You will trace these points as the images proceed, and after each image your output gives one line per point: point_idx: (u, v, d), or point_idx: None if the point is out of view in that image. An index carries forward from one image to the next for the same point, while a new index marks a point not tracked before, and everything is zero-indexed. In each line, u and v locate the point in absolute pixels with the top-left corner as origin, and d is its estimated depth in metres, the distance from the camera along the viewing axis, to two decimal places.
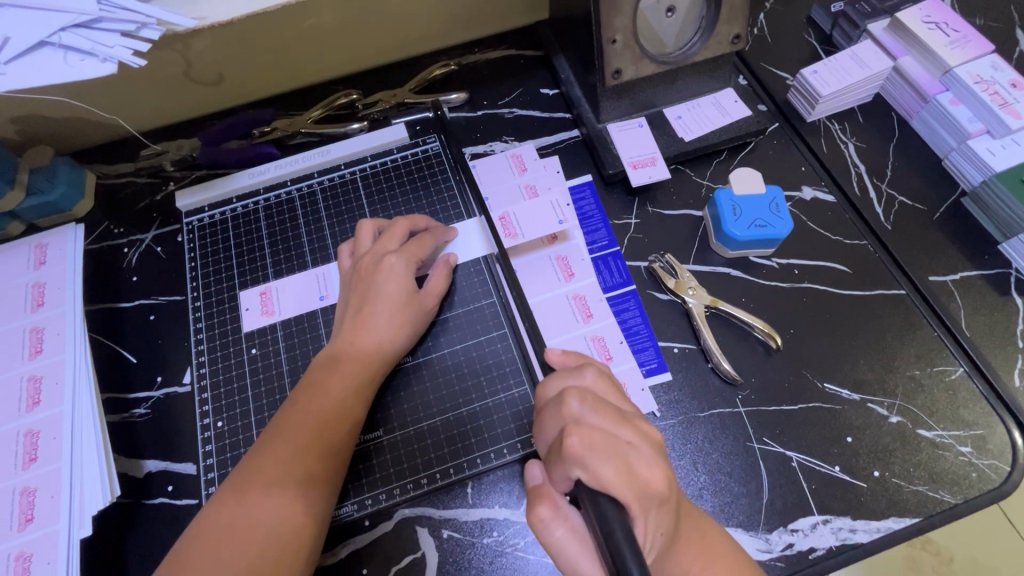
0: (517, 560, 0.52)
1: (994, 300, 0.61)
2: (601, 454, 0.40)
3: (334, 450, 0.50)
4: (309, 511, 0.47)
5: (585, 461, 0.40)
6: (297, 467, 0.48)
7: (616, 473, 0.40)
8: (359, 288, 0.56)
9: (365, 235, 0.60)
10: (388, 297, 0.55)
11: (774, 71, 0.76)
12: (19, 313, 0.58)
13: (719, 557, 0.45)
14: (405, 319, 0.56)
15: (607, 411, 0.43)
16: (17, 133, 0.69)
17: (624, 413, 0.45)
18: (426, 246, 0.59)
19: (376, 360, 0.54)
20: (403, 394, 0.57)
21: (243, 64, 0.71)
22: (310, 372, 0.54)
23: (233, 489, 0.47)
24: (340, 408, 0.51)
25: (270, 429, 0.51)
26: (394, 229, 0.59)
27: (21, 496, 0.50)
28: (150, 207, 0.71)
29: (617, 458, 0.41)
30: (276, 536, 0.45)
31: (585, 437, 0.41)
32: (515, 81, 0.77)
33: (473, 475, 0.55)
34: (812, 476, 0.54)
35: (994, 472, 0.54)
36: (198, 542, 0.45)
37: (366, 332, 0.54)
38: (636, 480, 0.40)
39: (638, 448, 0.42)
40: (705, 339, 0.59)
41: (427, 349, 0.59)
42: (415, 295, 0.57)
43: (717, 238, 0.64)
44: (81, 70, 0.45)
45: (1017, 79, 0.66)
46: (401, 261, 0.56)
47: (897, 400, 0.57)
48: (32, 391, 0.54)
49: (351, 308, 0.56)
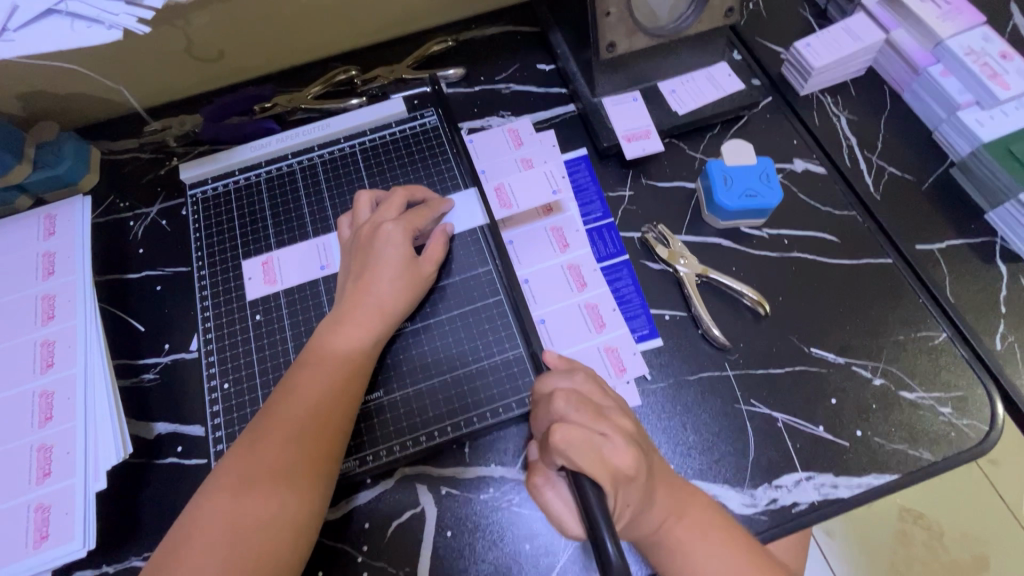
0: (512, 514, 0.54)
1: (978, 267, 0.63)
2: (579, 446, 0.42)
3: (336, 424, 0.51)
4: (317, 477, 0.49)
5: (564, 451, 0.42)
6: (301, 436, 0.49)
7: (590, 459, 0.42)
8: (362, 256, 0.58)
9: (363, 205, 0.61)
10: (387, 265, 0.57)
11: (769, 46, 0.77)
12: (31, 282, 0.60)
13: (689, 513, 0.47)
14: (405, 285, 0.58)
15: (587, 409, 0.46)
16: (22, 109, 0.70)
17: (604, 410, 0.48)
18: (426, 218, 0.61)
19: (377, 332, 0.56)
20: (404, 357, 0.59)
21: (243, 40, 0.72)
22: (308, 351, 0.54)
23: (241, 459, 0.49)
24: (338, 386, 0.52)
25: (266, 413, 0.51)
26: (392, 200, 0.61)
27: (37, 451, 0.52)
28: (154, 181, 0.72)
29: (591, 447, 0.43)
30: (280, 524, 0.47)
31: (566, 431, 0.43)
32: (512, 56, 0.78)
33: (470, 433, 0.57)
34: (797, 435, 0.56)
35: (973, 431, 0.56)
36: (209, 510, 0.46)
37: (366, 308, 0.55)
38: (611, 467, 0.42)
39: (613, 441, 0.44)
40: (695, 306, 0.61)
41: (425, 315, 0.61)
42: (415, 264, 0.59)
43: (709, 209, 0.65)
44: (88, 37, 0.47)
45: (1008, 50, 0.66)
46: (399, 230, 0.58)
47: (881, 363, 0.59)
48: (46, 354, 0.56)
49: (352, 276, 0.58)
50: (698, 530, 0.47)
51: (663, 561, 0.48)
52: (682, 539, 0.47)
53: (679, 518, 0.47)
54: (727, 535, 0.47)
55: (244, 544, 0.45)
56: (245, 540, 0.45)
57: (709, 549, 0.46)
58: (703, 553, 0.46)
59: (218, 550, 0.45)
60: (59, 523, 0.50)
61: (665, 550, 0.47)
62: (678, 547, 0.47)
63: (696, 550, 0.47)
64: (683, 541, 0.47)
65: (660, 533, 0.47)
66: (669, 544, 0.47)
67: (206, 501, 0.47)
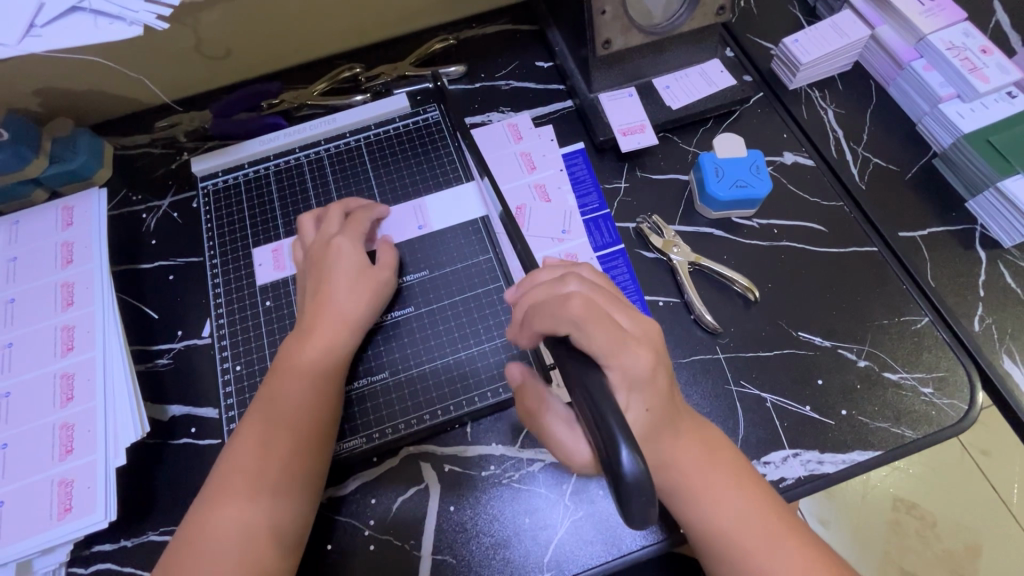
0: (513, 490, 0.57)
1: (959, 254, 0.65)
2: (596, 322, 0.44)
3: (323, 418, 0.54)
4: (309, 467, 0.52)
5: (579, 323, 0.44)
6: (290, 433, 0.52)
7: (604, 337, 0.43)
8: (316, 271, 0.60)
9: (308, 226, 0.63)
10: (342, 275, 0.59)
11: (760, 43, 0.79)
12: (49, 270, 0.62)
13: (718, 462, 0.49)
14: (363, 290, 0.59)
15: (601, 294, 0.48)
16: (38, 106, 0.73)
17: (616, 299, 0.49)
18: (363, 223, 0.63)
19: (344, 339, 0.57)
20: (388, 345, 0.62)
21: (251, 38, 0.75)
22: (285, 355, 0.56)
23: (236, 463, 0.51)
24: (322, 382, 0.55)
25: (243, 430, 0.53)
26: (332, 214, 0.63)
27: (60, 429, 0.55)
28: (165, 175, 0.75)
29: (607, 327, 0.44)
30: (273, 531, 0.49)
31: (582, 306, 0.45)
32: (511, 54, 0.80)
33: (472, 412, 0.59)
34: (785, 415, 0.59)
35: (953, 409, 0.58)
36: (208, 514, 0.48)
37: (328, 318, 0.57)
38: (625, 353, 0.44)
39: (629, 329, 0.46)
40: (688, 292, 0.64)
41: (394, 315, 0.63)
42: (370, 270, 0.61)
43: (701, 199, 0.68)
44: (111, 33, 0.49)
45: (987, 45, 0.69)
46: (347, 241, 0.60)
47: (865, 346, 0.61)
48: (66, 338, 0.59)
49: (309, 290, 0.59)
50: (725, 481, 0.48)
51: (684, 507, 0.48)
52: (709, 487, 0.48)
53: (708, 467, 0.49)
54: (754, 490, 0.48)
55: (248, 543, 0.47)
56: (249, 537, 0.48)
57: (737, 500, 0.47)
58: (729, 502, 0.47)
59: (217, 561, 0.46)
60: (82, 496, 0.52)
61: (689, 496, 0.48)
62: (704, 493, 0.48)
63: (723, 495, 0.48)
64: (710, 488, 0.48)
65: (688, 475, 0.48)
66: (695, 490, 0.48)
67: (205, 511, 0.49)
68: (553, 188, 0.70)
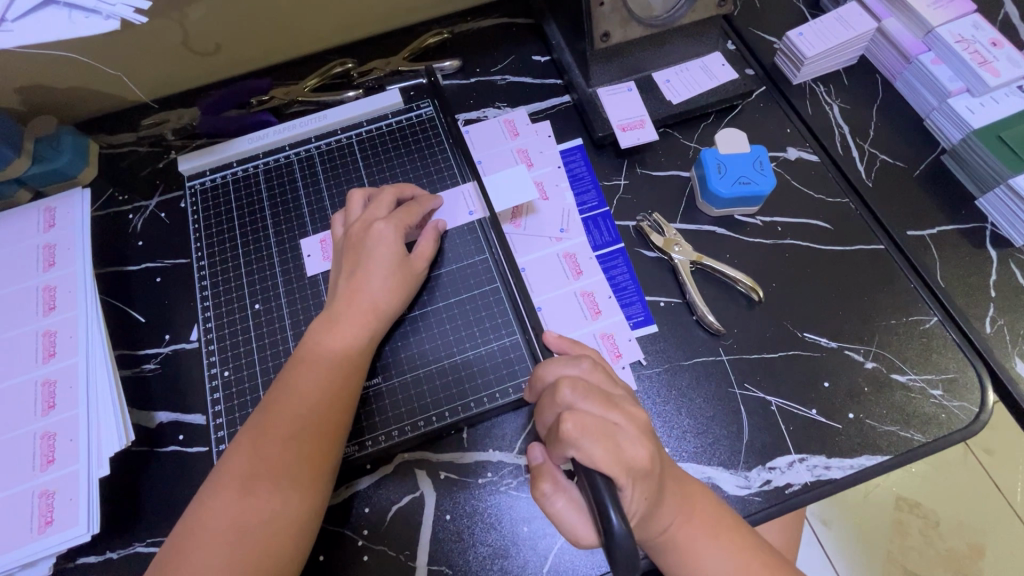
0: (509, 498, 0.55)
1: (968, 252, 0.63)
2: (595, 437, 0.41)
3: (336, 418, 0.52)
4: (319, 468, 0.50)
5: (580, 443, 0.41)
6: (303, 430, 0.50)
7: (606, 453, 0.40)
8: (353, 255, 0.58)
9: (355, 203, 0.61)
10: (380, 264, 0.57)
11: (762, 35, 0.77)
12: (31, 274, 0.61)
13: (697, 512, 0.47)
14: (397, 281, 0.58)
15: (597, 396, 0.45)
16: (19, 104, 0.70)
17: (614, 397, 0.46)
18: (415, 213, 0.61)
19: (372, 330, 0.56)
20: (403, 344, 0.60)
21: (239, 33, 0.73)
22: (304, 348, 0.55)
23: (243, 462, 0.49)
24: (336, 382, 0.53)
25: (259, 420, 0.51)
26: (383, 198, 0.61)
27: (41, 439, 0.53)
28: (152, 174, 0.73)
29: (608, 440, 0.41)
30: (277, 534, 0.47)
31: (580, 422, 0.42)
32: (507, 48, 0.78)
33: (468, 418, 0.58)
34: (790, 418, 0.57)
35: (963, 412, 0.57)
36: (209, 511, 0.47)
37: (359, 308, 0.56)
38: (630, 462, 0.42)
39: (626, 429, 0.43)
40: (690, 292, 0.62)
41: (424, 303, 0.62)
42: (406, 260, 0.59)
43: (704, 197, 0.66)
44: (85, 27, 0.47)
45: (997, 38, 0.67)
46: (390, 228, 0.58)
47: (873, 347, 0.60)
48: (47, 343, 0.57)
49: (344, 274, 0.58)
50: (704, 530, 0.47)
51: (666, 560, 0.47)
52: (688, 541, 0.46)
53: (687, 519, 0.47)
54: (733, 535, 0.47)
55: (250, 545, 0.46)
56: (250, 539, 0.46)
57: (717, 552, 0.46)
58: (710, 555, 0.46)
59: (220, 560, 0.45)
60: (64, 508, 0.51)
61: (671, 550, 0.47)
62: (683, 547, 0.46)
63: (702, 548, 0.46)
64: (689, 542, 0.46)
65: (668, 533, 0.46)
66: (676, 544, 0.46)
67: (207, 503, 0.48)
68: (552, 186, 0.68)
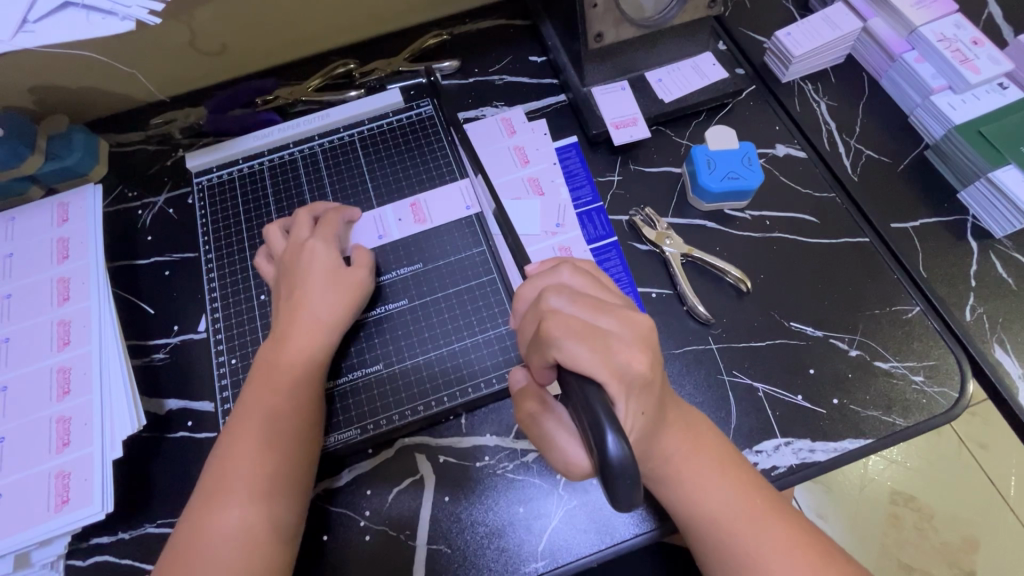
0: (507, 480, 0.57)
1: (950, 243, 0.65)
2: (581, 339, 0.42)
3: (296, 424, 0.53)
4: (286, 471, 0.51)
5: (565, 343, 0.41)
6: (263, 441, 0.51)
7: (593, 354, 0.41)
8: (289, 275, 0.59)
9: (275, 236, 0.63)
10: (318, 276, 0.58)
11: (752, 36, 0.79)
12: (45, 266, 0.63)
13: (703, 448, 0.49)
14: (342, 290, 0.59)
15: (584, 302, 0.45)
16: (33, 103, 0.73)
17: (603, 302, 0.46)
18: (336, 224, 0.63)
19: (322, 340, 0.57)
20: (357, 350, 0.62)
21: (245, 35, 0.75)
22: (258, 366, 0.56)
23: (212, 485, 0.50)
24: (289, 392, 0.54)
25: (232, 430, 0.53)
26: (300, 219, 0.62)
27: (57, 423, 0.55)
28: (161, 171, 0.75)
29: (594, 342, 0.42)
30: (261, 537, 0.48)
31: (564, 323, 0.42)
32: (504, 49, 0.80)
33: (466, 403, 0.60)
34: (777, 404, 0.59)
35: (943, 398, 0.59)
36: (188, 536, 0.48)
37: (308, 321, 0.57)
38: (620, 366, 0.42)
39: (620, 335, 0.43)
40: (681, 283, 0.64)
41: (382, 307, 0.64)
42: (347, 270, 0.60)
43: (694, 192, 0.68)
44: (103, 28, 0.50)
45: (979, 37, 0.69)
46: (320, 242, 0.60)
47: (857, 336, 0.62)
48: (62, 333, 0.59)
49: (286, 295, 0.59)
50: (707, 463, 0.49)
51: (671, 494, 0.49)
52: (690, 471, 0.48)
53: (691, 453, 0.49)
54: (736, 471, 0.49)
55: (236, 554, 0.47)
56: (237, 547, 0.47)
57: (721, 484, 0.48)
58: (712, 487, 0.48)
59: (216, 560, 0.47)
60: (79, 488, 0.53)
61: (676, 481, 0.48)
62: (688, 479, 0.48)
63: (705, 482, 0.48)
64: (694, 473, 0.48)
65: (674, 462, 0.48)
66: (680, 475, 0.48)
67: (190, 530, 0.48)
68: (547, 182, 0.70)
